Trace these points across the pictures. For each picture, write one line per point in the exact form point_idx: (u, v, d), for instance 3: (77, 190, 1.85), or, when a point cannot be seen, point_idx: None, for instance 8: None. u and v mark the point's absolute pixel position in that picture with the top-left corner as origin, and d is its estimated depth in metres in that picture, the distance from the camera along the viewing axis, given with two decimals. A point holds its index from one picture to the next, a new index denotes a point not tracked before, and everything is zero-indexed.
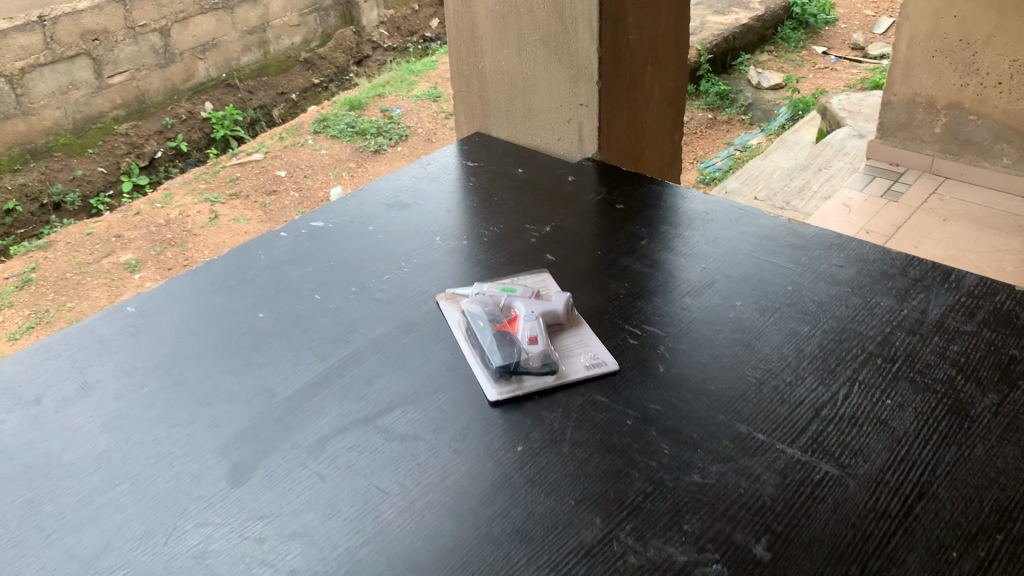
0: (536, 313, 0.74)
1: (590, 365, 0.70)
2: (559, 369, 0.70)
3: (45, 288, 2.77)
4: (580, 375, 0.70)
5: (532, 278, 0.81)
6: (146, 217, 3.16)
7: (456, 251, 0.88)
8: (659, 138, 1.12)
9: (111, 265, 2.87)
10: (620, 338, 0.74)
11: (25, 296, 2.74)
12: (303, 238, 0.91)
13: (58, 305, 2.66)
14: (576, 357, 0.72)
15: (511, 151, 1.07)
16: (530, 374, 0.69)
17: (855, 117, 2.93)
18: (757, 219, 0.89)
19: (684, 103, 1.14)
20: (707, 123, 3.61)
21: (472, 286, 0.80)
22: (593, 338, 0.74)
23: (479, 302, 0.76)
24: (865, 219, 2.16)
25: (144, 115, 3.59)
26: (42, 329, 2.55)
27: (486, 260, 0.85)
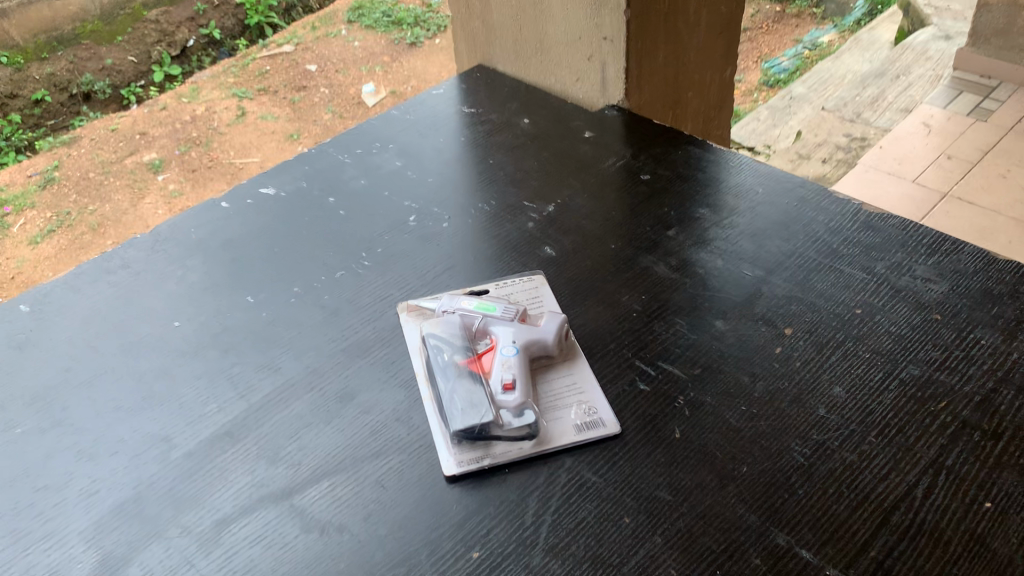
0: (518, 346, 0.57)
1: (583, 424, 0.53)
2: (541, 430, 0.53)
3: (68, 188, 2.59)
4: (570, 438, 0.52)
5: (521, 283, 0.64)
6: (172, 113, 2.95)
7: (432, 237, 0.69)
8: (706, 75, 0.90)
9: (134, 164, 2.68)
10: (628, 382, 0.56)
11: (48, 197, 2.56)
12: (246, 212, 0.73)
13: (80, 207, 2.49)
14: (565, 409, 0.54)
15: (518, 95, 0.87)
16: (502, 437, 0.52)
17: (943, 15, 2.59)
18: (822, 203, 0.69)
19: (738, 32, 0.91)
20: (775, 18, 3.29)
21: (443, 294, 0.63)
22: (591, 382, 0.56)
23: (446, 323, 0.59)
24: (947, 142, 1.93)
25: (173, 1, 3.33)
26: (65, 234, 2.39)
27: (469, 252, 0.67)
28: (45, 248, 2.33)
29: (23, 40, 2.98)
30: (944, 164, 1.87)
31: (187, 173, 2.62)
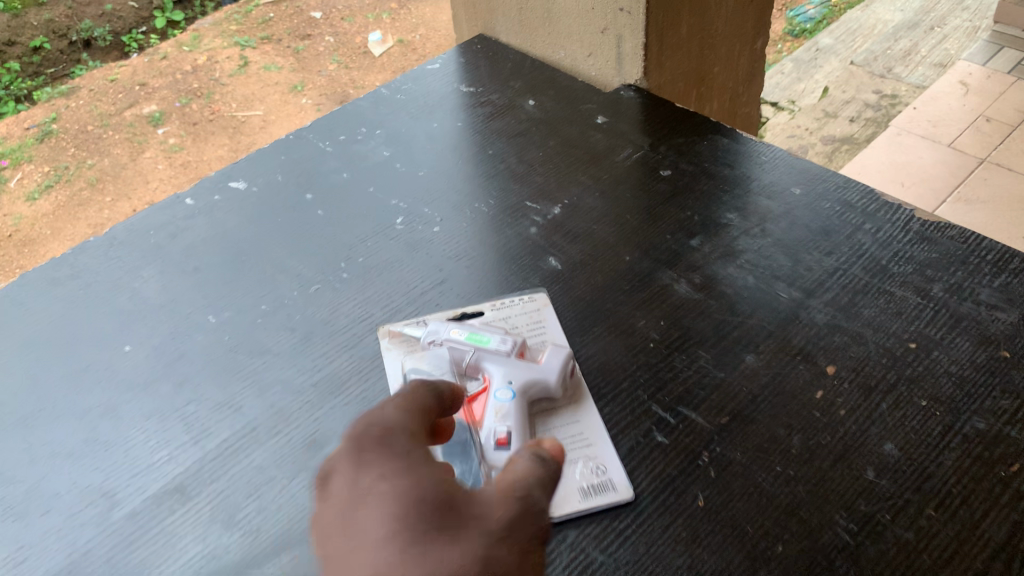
0: (514, 388, 0.49)
1: (590, 486, 0.45)
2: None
3: (66, 141, 2.02)
4: (574, 506, 0.45)
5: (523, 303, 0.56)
6: (173, 62, 2.29)
7: (422, 245, 0.61)
8: (735, 48, 0.80)
9: (133, 117, 2.10)
10: (645, 432, 0.48)
11: (45, 151, 2.00)
12: (213, 211, 0.65)
13: (78, 161, 1.96)
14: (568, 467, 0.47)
15: (522, 71, 0.78)
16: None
17: None
18: (870, 208, 0.60)
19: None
20: None
21: (430, 321, 0.55)
22: (600, 429, 0.48)
23: (432, 359, 0.51)
24: (985, 103, 1.84)
25: None
26: (62, 191, 1.87)
27: (461, 262, 0.59)
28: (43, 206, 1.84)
29: None
30: (982, 127, 1.77)
31: (190, 128, 2.07)
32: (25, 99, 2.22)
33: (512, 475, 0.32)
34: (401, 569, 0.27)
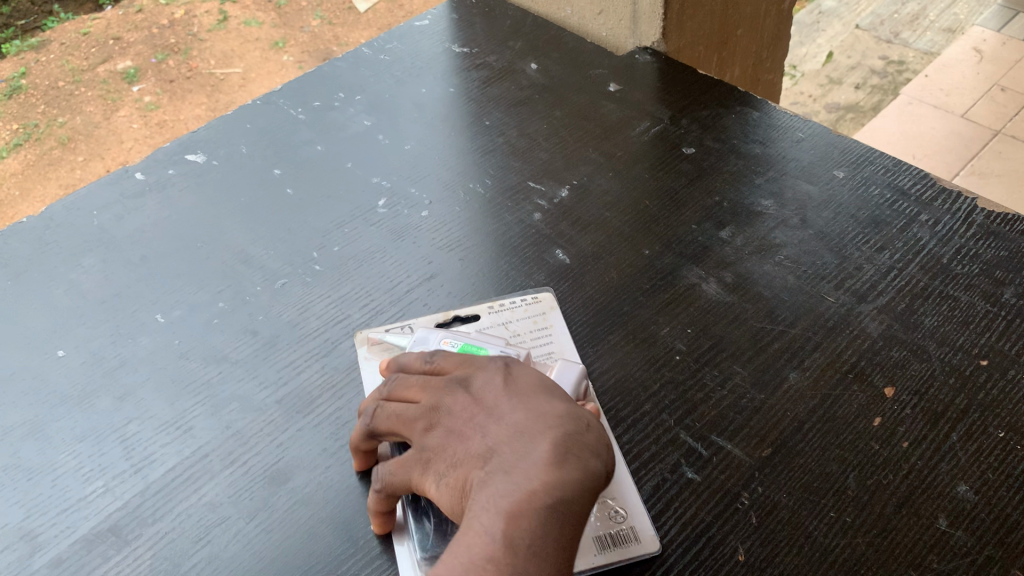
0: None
1: (617, 533, 0.38)
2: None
3: (36, 98, 1.91)
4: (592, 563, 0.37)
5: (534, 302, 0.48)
6: (149, 15, 2.16)
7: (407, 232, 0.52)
8: (763, 6, 0.72)
9: (107, 74, 1.97)
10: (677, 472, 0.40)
11: (13, 108, 1.88)
12: (167, 189, 0.56)
13: (49, 120, 1.85)
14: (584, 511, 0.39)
15: (523, 31, 0.69)
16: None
17: None
18: (925, 198, 0.52)
19: None
20: None
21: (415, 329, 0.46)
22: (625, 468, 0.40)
23: None
24: (1000, 70, 1.76)
25: None
26: (31, 149, 1.78)
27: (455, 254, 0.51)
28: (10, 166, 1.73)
29: None
30: (996, 97, 1.69)
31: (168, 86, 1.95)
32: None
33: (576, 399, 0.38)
34: (535, 415, 0.35)
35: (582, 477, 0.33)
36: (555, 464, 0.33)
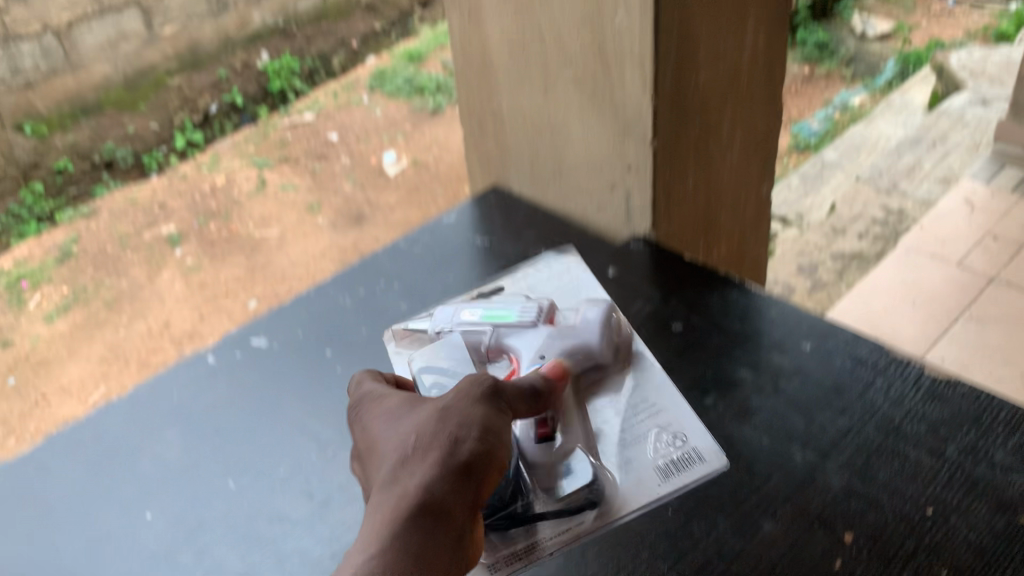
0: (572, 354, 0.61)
1: (672, 467, 0.55)
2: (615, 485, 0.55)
3: (85, 264, 2.07)
4: (655, 487, 0.54)
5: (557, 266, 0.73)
6: (190, 184, 2.41)
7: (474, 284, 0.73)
8: (741, 197, 0.83)
9: (152, 239, 2.17)
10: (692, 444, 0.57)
11: (65, 272, 2.04)
12: (235, 370, 0.66)
13: (97, 281, 2.03)
14: (655, 439, 0.58)
15: (538, 221, 0.81)
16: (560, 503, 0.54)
17: (979, 79, 2.89)
18: (879, 368, 0.61)
19: (775, 152, 0.85)
20: (803, 81, 3.44)
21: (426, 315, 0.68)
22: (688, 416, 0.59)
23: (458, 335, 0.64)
24: (991, 220, 1.95)
25: (200, 65, 2.54)
26: (80, 312, 1.95)
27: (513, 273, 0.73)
28: (60, 326, 1.89)
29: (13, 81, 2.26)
30: (989, 246, 1.87)
31: (207, 249, 2.15)
32: (46, 219, 2.19)
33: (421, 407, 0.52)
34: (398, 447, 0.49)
35: (404, 500, 0.46)
36: (381, 505, 0.47)
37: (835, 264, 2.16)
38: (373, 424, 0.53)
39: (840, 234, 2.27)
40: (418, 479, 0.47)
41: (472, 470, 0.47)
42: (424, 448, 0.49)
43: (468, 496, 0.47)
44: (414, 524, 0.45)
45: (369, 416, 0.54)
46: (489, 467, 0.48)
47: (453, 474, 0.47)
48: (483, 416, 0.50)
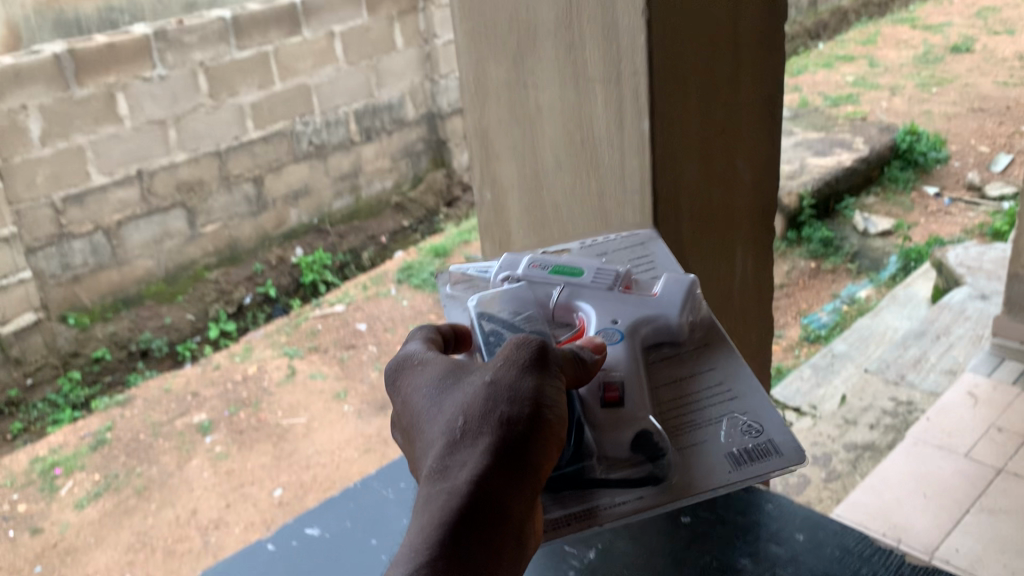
0: (646, 321, 0.75)
1: (744, 456, 0.68)
2: (685, 463, 0.68)
3: (116, 450, 2.42)
4: (735, 460, 0.68)
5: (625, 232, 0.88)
6: (224, 372, 2.94)
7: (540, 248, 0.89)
8: None
9: (184, 425, 2.55)
10: (765, 438, 0.69)
11: (96, 458, 2.39)
12: (292, 558, 0.75)
13: (128, 470, 2.33)
14: (732, 418, 0.71)
15: None
16: (625, 467, 0.67)
17: (977, 275, 3.02)
18: (866, 557, 0.68)
19: None
20: (810, 273, 3.57)
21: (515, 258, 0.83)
22: (766, 414, 0.71)
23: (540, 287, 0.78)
24: (994, 412, 2.08)
25: (235, 262, 3.77)
26: (110, 499, 2.20)
27: (578, 241, 0.88)
28: (90, 511, 2.13)
29: (90, 300, 3.31)
30: (996, 437, 1.97)
31: (235, 435, 2.48)
32: (81, 403, 3.17)
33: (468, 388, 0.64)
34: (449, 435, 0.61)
35: (453, 490, 0.58)
36: (434, 496, 0.58)
37: (848, 454, 2.24)
38: (429, 405, 0.65)
39: (851, 424, 2.36)
40: (466, 468, 0.59)
41: (506, 453, 0.59)
42: (472, 435, 0.60)
43: (519, 476, 0.59)
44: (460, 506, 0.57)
45: (420, 397, 0.66)
46: (536, 442, 0.60)
47: (495, 463, 0.59)
48: (521, 398, 0.61)
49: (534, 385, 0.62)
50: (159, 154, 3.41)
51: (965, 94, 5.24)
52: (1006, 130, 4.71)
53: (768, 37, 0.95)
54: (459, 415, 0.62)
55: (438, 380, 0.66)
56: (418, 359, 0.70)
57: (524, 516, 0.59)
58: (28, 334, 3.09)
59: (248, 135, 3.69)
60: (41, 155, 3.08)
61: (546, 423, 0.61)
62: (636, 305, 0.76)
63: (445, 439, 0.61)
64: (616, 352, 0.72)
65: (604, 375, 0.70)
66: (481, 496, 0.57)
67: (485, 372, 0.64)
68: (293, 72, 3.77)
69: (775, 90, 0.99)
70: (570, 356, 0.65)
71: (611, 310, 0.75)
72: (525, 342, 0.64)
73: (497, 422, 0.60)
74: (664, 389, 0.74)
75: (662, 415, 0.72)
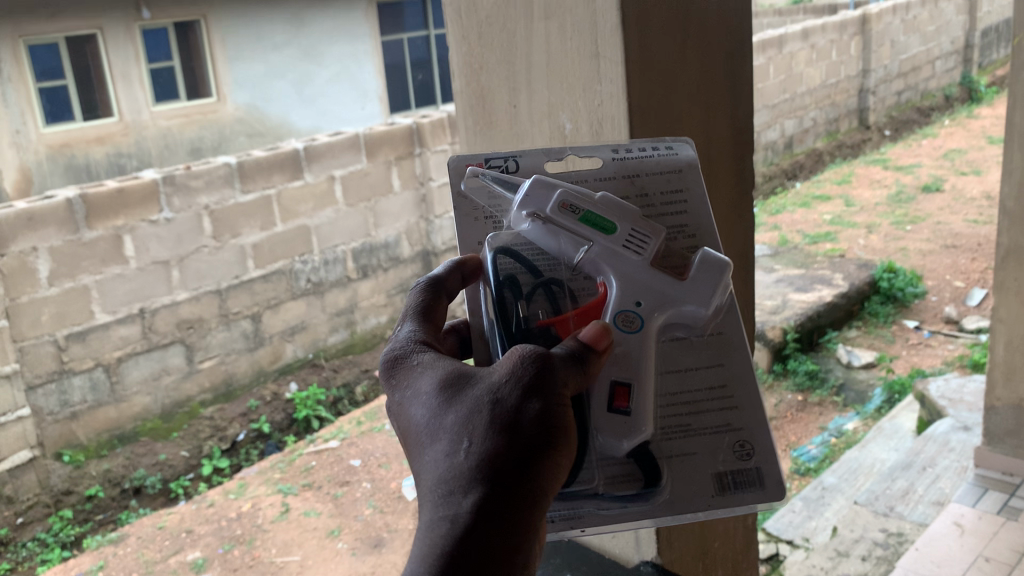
0: (669, 305, 0.72)
1: (729, 482, 0.73)
2: (676, 480, 0.73)
3: None
4: (718, 487, 0.73)
5: (661, 153, 0.82)
6: (219, 510, 2.95)
7: (562, 151, 0.81)
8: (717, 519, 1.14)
9: (178, 563, 2.59)
10: (754, 464, 0.74)
11: None
12: None
13: None
14: (731, 431, 0.75)
15: (561, 549, 1.04)
16: (621, 477, 0.72)
17: (957, 406, 3.11)
18: None
19: None
20: (798, 405, 3.68)
21: (541, 188, 0.75)
22: (761, 436, 0.75)
23: (562, 231, 0.74)
24: (981, 542, 2.18)
25: (230, 397, 3.83)
26: None
27: (609, 146, 0.82)
28: None
29: (86, 437, 3.39)
30: (984, 567, 2.09)
31: (228, 573, 2.48)
32: (70, 542, 3.19)
33: (471, 394, 0.62)
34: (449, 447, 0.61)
35: (455, 521, 0.58)
36: (438, 523, 0.59)
37: None
38: (425, 412, 0.64)
39: (843, 556, 2.39)
40: (469, 498, 0.59)
41: (513, 486, 0.60)
42: (473, 458, 0.60)
43: (522, 505, 0.60)
44: (461, 538, 0.58)
45: (417, 403, 0.65)
46: (540, 469, 0.61)
47: (497, 495, 0.59)
48: (525, 421, 0.61)
49: (540, 407, 0.61)
50: (161, 292, 3.53)
51: (938, 232, 5.46)
52: (979, 265, 4.90)
53: (739, 204, 1.09)
54: (460, 435, 0.61)
55: (434, 386, 0.64)
56: (415, 357, 0.68)
57: (526, 542, 0.60)
58: (22, 471, 3.20)
59: (248, 274, 3.80)
60: (47, 294, 3.20)
61: (550, 447, 0.61)
62: (664, 286, 0.72)
63: (445, 455, 0.61)
64: (633, 352, 0.70)
65: (615, 375, 0.69)
66: (486, 530, 0.58)
67: (484, 385, 0.62)
68: (294, 214, 3.93)
69: (747, 248, 1.12)
70: (573, 363, 0.64)
71: (636, 285, 0.72)
72: (527, 354, 0.63)
73: (500, 448, 0.60)
74: (669, 375, 0.75)
75: (661, 411, 0.74)
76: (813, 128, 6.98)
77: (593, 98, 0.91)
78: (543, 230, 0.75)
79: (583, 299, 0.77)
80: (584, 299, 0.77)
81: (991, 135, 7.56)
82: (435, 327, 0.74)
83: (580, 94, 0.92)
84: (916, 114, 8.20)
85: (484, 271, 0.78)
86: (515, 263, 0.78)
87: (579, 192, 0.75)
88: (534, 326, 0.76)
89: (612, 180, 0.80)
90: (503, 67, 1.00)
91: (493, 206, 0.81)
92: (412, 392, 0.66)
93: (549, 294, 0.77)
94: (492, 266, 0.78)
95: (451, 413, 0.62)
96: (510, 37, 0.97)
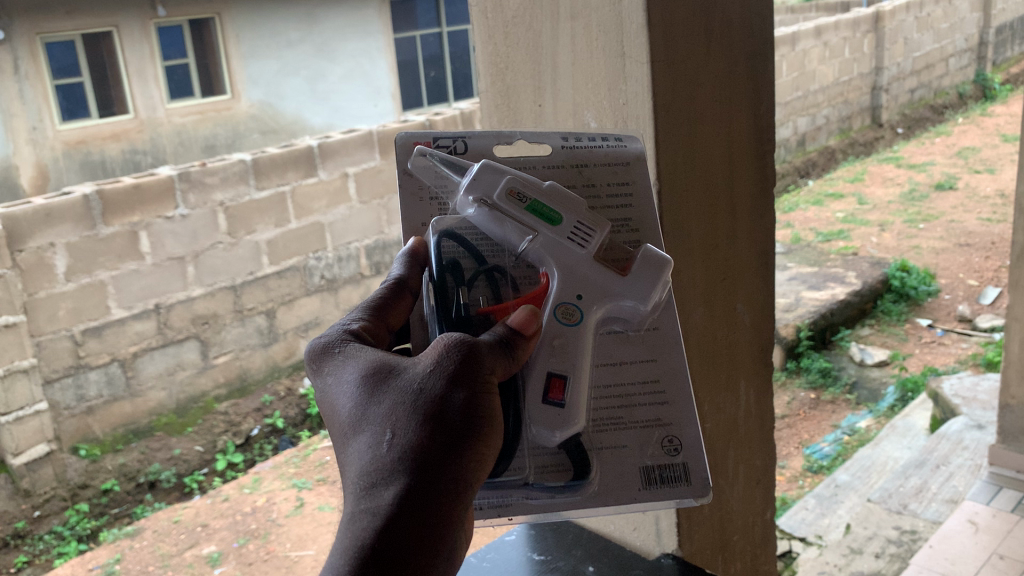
0: (608, 302, 0.71)
1: (656, 477, 0.73)
2: (604, 472, 0.72)
3: None
4: (647, 482, 0.73)
5: (610, 144, 0.80)
6: (234, 504, 2.96)
7: (512, 135, 0.80)
8: (732, 521, 1.16)
9: (194, 557, 2.63)
10: (681, 459, 0.73)
11: None
12: None
13: None
14: (662, 424, 0.74)
15: (581, 542, 1.04)
16: (552, 467, 0.71)
17: (970, 404, 3.11)
18: None
19: (741, 483, 1.19)
20: (811, 403, 3.68)
21: (487, 179, 0.73)
22: (691, 432, 0.74)
23: (507, 226, 0.73)
24: (995, 540, 2.20)
25: (244, 393, 3.86)
26: None
27: (559, 133, 0.80)
28: None
29: (102, 432, 3.42)
30: (997, 563, 2.11)
31: (245, 566, 2.49)
32: (86, 535, 3.20)
33: (395, 382, 0.62)
34: (372, 437, 0.60)
35: (375, 510, 0.57)
36: (361, 514, 0.58)
37: None
38: (346, 406, 0.63)
39: (857, 553, 2.40)
40: (392, 488, 0.58)
41: (438, 476, 0.59)
42: (397, 449, 0.59)
43: (446, 496, 0.59)
44: (383, 528, 0.57)
45: (340, 394, 0.64)
46: (465, 458, 0.60)
47: (424, 480, 0.58)
48: (451, 412, 0.60)
49: (464, 398, 0.61)
50: (177, 288, 3.55)
51: (952, 231, 5.44)
52: (992, 264, 4.88)
53: (761, 204, 1.10)
54: (385, 426, 0.60)
55: (358, 378, 0.64)
56: (341, 348, 0.67)
57: (451, 536, 0.59)
58: (39, 465, 3.24)
59: (263, 270, 3.83)
60: (65, 290, 3.23)
61: (476, 437, 0.61)
62: (603, 281, 0.71)
63: (366, 445, 0.60)
64: (570, 345, 0.69)
65: (552, 366, 0.69)
66: (408, 522, 0.57)
67: (408, 376, 0.62)
68: (308, 211, 3.93)
69: (770, 247, 1.13)
70: (500, 352, 0.64)
71: (576, 279, 0.71)
72: (453, 343, 0.62)
73: (423, 438, 0.59)
74: (604, 368, 0.74)
75: (593, 403, 0.73)
76: (826, 126, 6.97)
77: (619, 96, 0.92)
78: (488, 217, 0.73)
79: (525, 287, 0.75)
80: (525, 288, 0.75)
81: (1006, 133, 7.53)
82: (386, 322, 0.73)
83: (606, 92, 0.93)
84: (929, 112, 8.15)
85: (428, 256, 0.76)
86: (458, 246, 0.75)
87: (527, 179, 0.73)
88: (473, 314, 0.72)
89: (560, 169, 0.79)
90: (529, 67, 1.02)
91: (440, 187, 0.78)
92: (336, 384, 0.65)
93: (490, 281, 0.74)
94: (435, 250, 0.74)
95: (373, 404, 0.62)
96: (536, 37, 0.99)
